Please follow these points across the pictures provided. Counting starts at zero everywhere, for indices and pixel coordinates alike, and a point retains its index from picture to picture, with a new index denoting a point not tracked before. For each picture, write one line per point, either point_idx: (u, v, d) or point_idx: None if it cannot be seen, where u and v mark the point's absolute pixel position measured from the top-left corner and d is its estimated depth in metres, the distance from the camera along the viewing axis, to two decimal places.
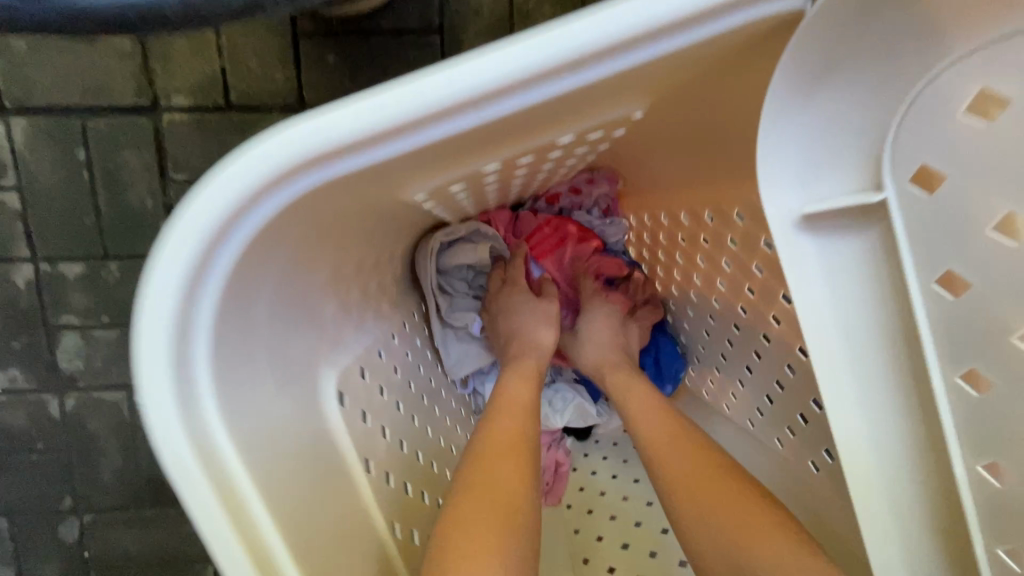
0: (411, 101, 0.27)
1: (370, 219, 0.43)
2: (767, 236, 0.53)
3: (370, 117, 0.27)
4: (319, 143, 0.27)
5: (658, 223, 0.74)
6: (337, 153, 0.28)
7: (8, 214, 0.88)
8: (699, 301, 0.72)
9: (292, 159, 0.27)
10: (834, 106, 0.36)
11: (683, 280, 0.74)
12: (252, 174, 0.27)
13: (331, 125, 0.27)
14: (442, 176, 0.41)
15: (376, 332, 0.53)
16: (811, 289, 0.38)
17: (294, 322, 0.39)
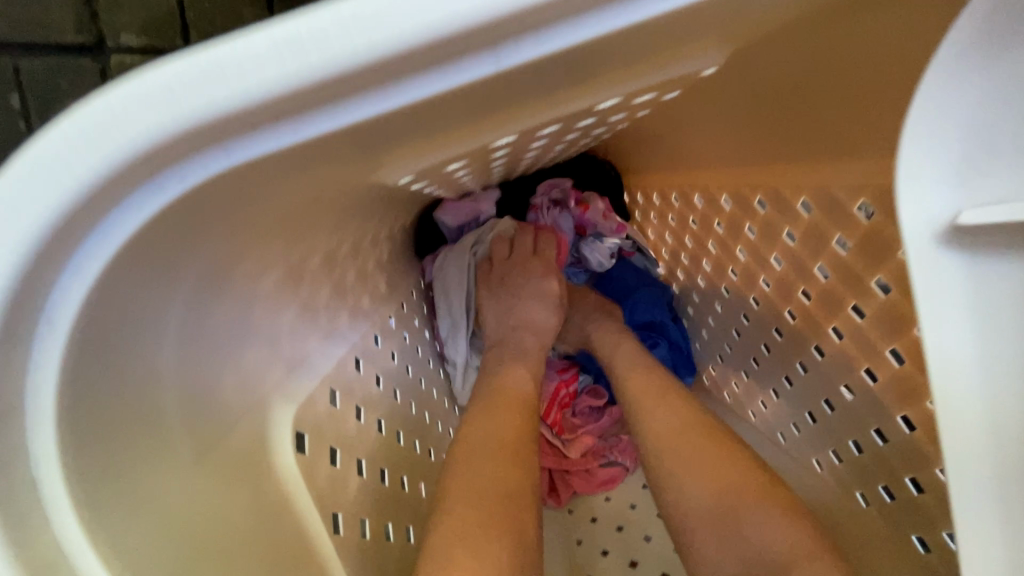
0: (365, 28, 0.16)
1: (330, 202, 0.32)
2: (842, 231, 0.42)
3: (298, 57, 0.16)
4: (210, 99, 0.16)
5: (688, 204, 0.62)
6: (245, 117, 0.16)
7: None
8: (728, 298, 0.61)
9: (166, 121, 0.16)
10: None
11: (710, 270, 0.63)
12: (93, 151, 0.15)
13: (231, 67, 0.16)
14: (431, 152, 0.30)
15: (350, 339, 0.42)
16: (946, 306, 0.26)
17: (228, 348, 0.29)
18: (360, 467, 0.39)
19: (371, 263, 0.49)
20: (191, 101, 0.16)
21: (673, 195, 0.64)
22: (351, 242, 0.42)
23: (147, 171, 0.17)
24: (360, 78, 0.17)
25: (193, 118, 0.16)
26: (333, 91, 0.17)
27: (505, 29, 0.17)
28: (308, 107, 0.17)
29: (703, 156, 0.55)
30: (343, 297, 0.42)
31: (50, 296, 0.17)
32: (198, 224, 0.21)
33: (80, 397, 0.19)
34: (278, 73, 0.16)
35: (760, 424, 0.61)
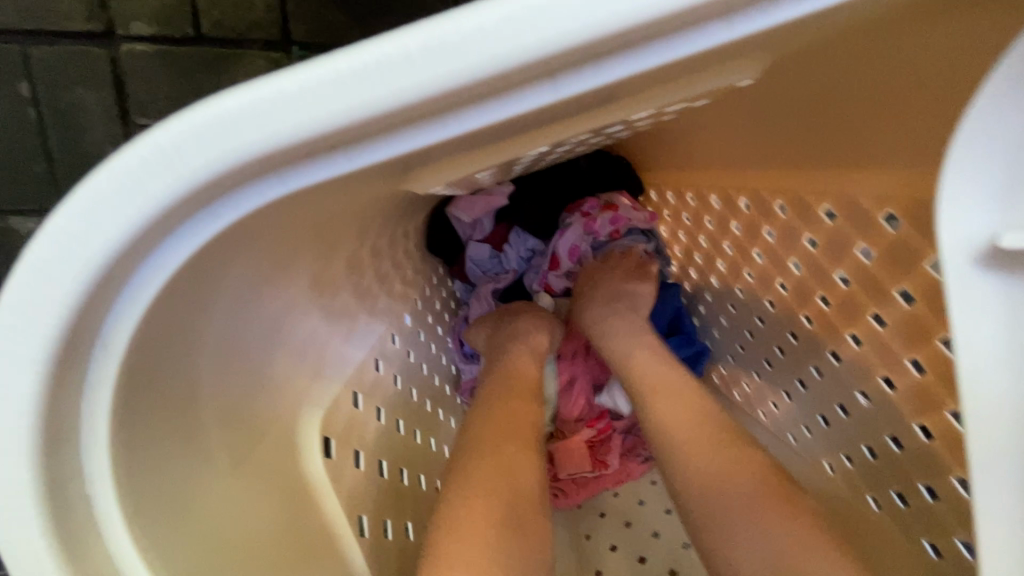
0: (422, 66, 0.16)
1: (357, 209, 0.31)
2: (866, 241, 0.42)
3: (358, 93, 0.16)
4: (272, 132, 0.16)
5: (705, 204, 0.61)
6: (302, 148, 0.17)
7: None
8: (743, 300, 0.61)
9: (231, 147, 0.16)
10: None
11: (725, 271, 0.63)
12: (160, 179, 0.16)
13: (292, 98, 0.16)
14: (461, 162, 0.30)
15: (370, 341, 0.42)
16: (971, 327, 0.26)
17: (261, 352, 0.30)
18: (382, 468, 0.39)
19: (391, 262, 0.49)
20: (253, 133, 0.16)
21: (689, 194, 0.64)
22: (373, 244, 0.42)
23: (206, 197, 0.17)
24: (413, 112, 0.18)
25: (253, 151, 0.16)
26: (388, 122, 0.18)
27: (551, 66, 0.18)
28: (360, 137, 0.18)
29: (722, 157, 0.55)
30: (364, 300, 0.42)
31: (110, 311, 0.18)
32: (243, 238, 0.21)
33: (132, 407, 0.20)
34: (338, 105, 0.16)
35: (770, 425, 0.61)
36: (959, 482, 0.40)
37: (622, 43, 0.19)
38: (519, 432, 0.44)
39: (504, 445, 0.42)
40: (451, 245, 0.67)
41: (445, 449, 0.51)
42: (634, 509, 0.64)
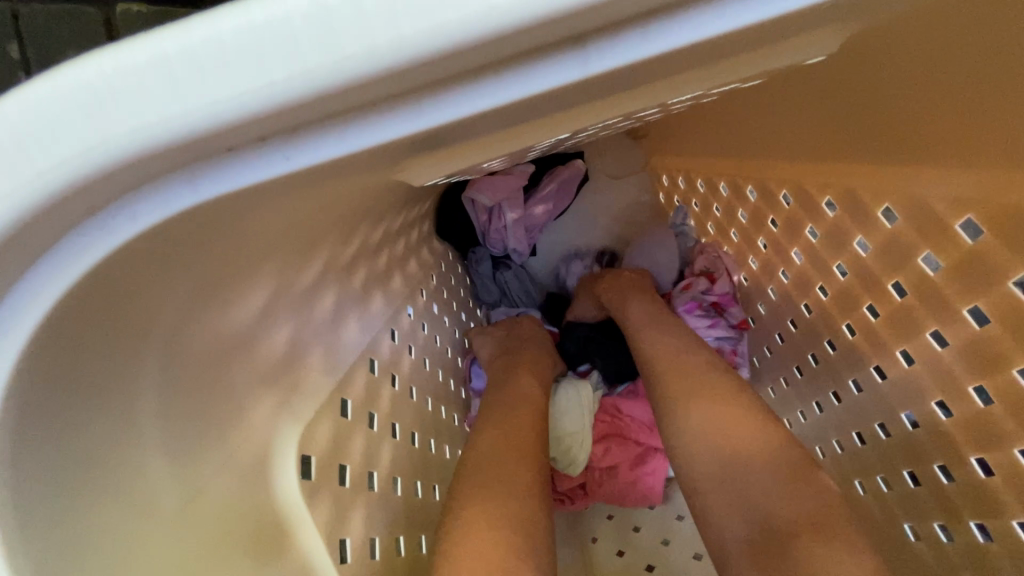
0: (380, 21, 0.14)
1: (336, 197, 0.27)
2: (932, 248, 0.37)
3: (292, 57, 0.14)
4: (193, 100, 0.14)
5: (739, 194, 0.55)
6: (242, 125, 0.15)
7: None
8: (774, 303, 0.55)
9: (149, 113, 0.14)
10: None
11: (755, 269, 0.57)
12: (59, 146, 0.14)
13: (220, 57, 0.14)
14: (465, 149, 0.25)
15: (358, 341, 0.38)
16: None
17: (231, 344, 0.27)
18: (371, 481, 0.35)
19: (388, 251, 0.45)
20: (173, 97, 0.14)
21: (718, 184, 0.58)
22: (352, 233, 0.36)
23: (131, 177, 0.15)
24: (363, 90, 0.15)
25: (168, 123, 0.14)
26: (350, 99, 0.15)
27: (533, 37, 0.15)
28: (307, 120, 0.16)
29: (762, 142, 0.50)
30: (341, 299, 0.37)
31: (14, 293, 0.16)
32: (176, 225, 0.18)
33: (38, 416, 0.18)
34: (279, 70, 0.14)
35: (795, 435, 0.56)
36: (1020, 526, 0.36)
37: (627, 14, 0.15)
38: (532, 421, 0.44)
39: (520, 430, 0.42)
40: (460, 229, 0.63)
41: (446, 450, 0.47)
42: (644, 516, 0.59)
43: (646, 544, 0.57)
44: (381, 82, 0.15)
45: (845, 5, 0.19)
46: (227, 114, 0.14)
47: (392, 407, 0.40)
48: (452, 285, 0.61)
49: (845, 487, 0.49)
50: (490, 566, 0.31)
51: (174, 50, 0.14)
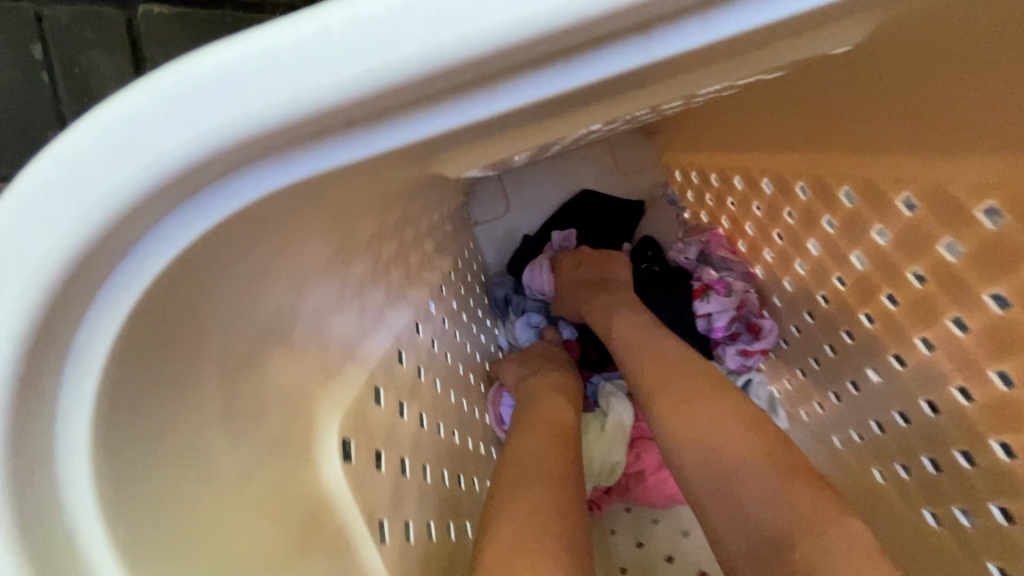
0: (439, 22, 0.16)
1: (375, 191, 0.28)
2: (954, 236, 0.38)
3: (380, 53, 0.16)
4: (276, 98, 0.16)
5: (754, 189, 0.56)
6: (316, 121, 0.17)
7: None
8: (790, 296, 0.56)
9: (240, 112, 0.16)
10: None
11: (772, 264, 0.58)
12: (153, 140, 0.16)
13: (294, 51, 0.16)
14: (492, 143, 0.27)
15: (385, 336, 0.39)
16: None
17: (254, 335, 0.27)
18: (403, 468, 0.36)
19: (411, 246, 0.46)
20: (258, 94, 0.16)
21: (731, 177, 0.59)
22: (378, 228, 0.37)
23: (213, 172, 0.18)
24: (421, 87, 0.17)
25: (253, 120, 0.16)
26: (406, 98, 0.18)
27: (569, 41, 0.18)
28: (378, 112, 0.18)
29: (773, 138, 0.51)
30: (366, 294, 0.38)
31: (100, 290, 0.18)
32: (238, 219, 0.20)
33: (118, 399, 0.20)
34: (350, 69, 0.16)
35: (812, 428, 0.57)
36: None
37: (644, 18, 0.18)
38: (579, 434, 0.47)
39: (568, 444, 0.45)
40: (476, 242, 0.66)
41: (469, 441, 0.48)
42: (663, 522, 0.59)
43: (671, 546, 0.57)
44: (436, 81, 0.17)
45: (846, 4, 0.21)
46: (304, 113, 0.17)
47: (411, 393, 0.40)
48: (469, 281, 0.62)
49: (868, 477, 0.50)
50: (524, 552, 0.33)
51: (260, 52, 0.16)
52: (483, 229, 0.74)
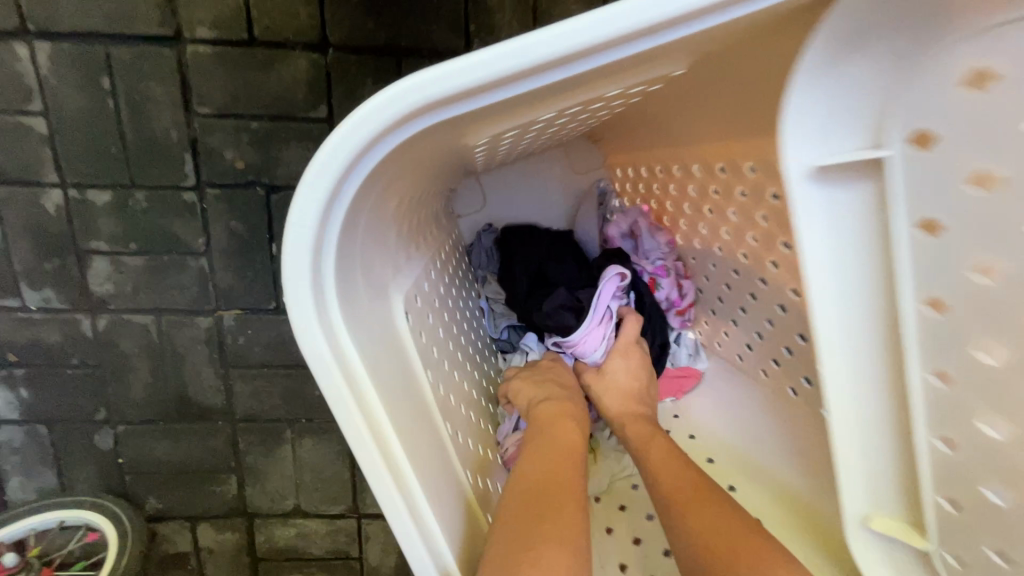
0: (589, 32, 0.37)
1: (487, 126, 0.50)
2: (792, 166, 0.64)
3: (564, 41, 0.37)
4: (517, 57, 0.38)
5: (685, 174, 0.83)
6: (529, 69, 0.38)
7: (74, 146, 0.98)
8: (708, 240, 0.82)
9: (505, 63, 0.38)
10: (893, 134, 0.46)
11: (691, 222, 0.84)
12: (465, 66, 0.38)
13: (534, 40, 0.37)
14: (565, 98, 0.48)
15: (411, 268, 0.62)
16: (816, 246, 0.49)
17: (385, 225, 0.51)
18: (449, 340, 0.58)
19: (421, 215, 0.70)
20: (513, 55, 0.38)
21: (664, 167, 0.86)
22: (415, 196, 0.61)
23: (480, 90, 0.39)
24: (572, 59, 0.38)
25: (506, 66, 0.38)
26: (563, 66, 0.39)
27: (635, 40, 0.38)
28: (548, 73, 0.40)
29: (666, 145, 0.84)
30: (402, 237, 0.61)
31: (416, 126, 0.41)
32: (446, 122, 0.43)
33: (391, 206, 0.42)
34: (549, 49, 0.37)
35: (725, 352, 0.87)
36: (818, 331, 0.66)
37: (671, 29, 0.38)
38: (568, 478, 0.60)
39: (560, 495, 0.58)
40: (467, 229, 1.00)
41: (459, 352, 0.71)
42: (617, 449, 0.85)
43: None
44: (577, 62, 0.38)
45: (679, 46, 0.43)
46: (524, 65, 0.38)
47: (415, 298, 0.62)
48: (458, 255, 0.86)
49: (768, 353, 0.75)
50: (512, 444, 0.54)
51: (522, 43, 0.37)
52: (465, 219, 1.05)
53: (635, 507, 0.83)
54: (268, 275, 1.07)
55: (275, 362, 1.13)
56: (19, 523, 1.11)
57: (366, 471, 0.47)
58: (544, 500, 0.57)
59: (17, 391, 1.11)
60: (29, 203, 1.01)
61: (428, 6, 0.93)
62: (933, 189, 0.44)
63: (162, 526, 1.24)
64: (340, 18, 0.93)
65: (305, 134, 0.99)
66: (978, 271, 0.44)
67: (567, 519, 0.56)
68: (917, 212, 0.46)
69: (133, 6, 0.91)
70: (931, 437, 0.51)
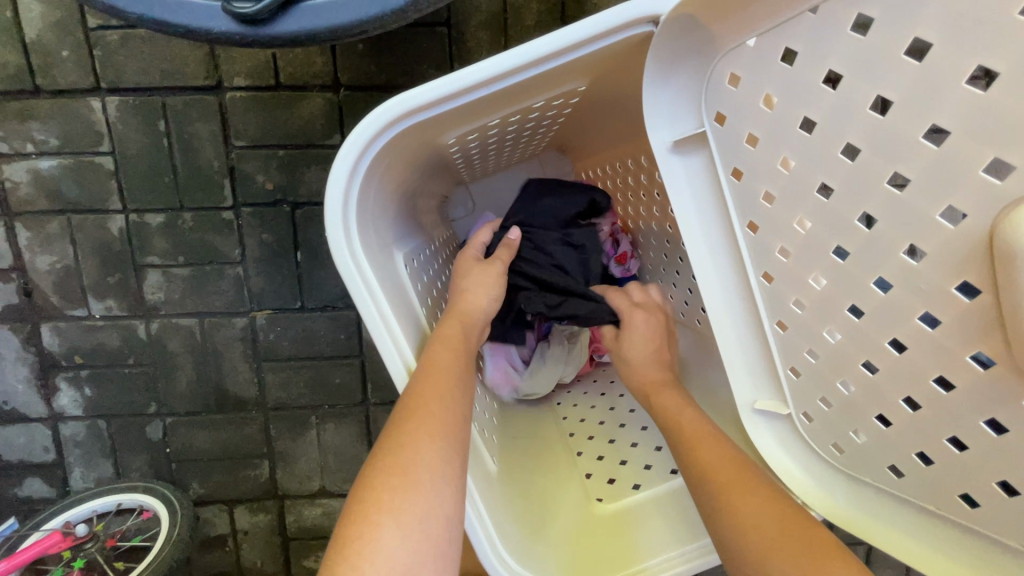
0: (517, 56, 0.57)
1: (452, 128, 0.70)
2: None
3: (501, 64, 0.57)
4: (471, 75, 0.58)
5: (616, 171, 0.99)
6: (480, 82, 0.58)
7: (133, 179, 1.19)
8: (641, 226, 0.97)
9: (464, 81, 0.58)
10: (706, 118, 0.61)
11: (629, 210, 1.00)
12: (438, 84, 0.58)
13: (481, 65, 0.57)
14: (511, 107, 0.68)
15: (404, 248, 0.80)
16: (680, 201, 0.65)
17: (385, 203, 0.70)
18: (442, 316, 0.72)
19: (416, 209, 0.89)
20: (467, 72, 0.58)
21: (602, 167, 1.03)
22: (405, 193, 0.80)
23: (448, 99, 0.59)
24: (508, 75, 0.58)
25: (462, 81, 0.58)
26: (502, 81, 0.59)
27: (550, 59, 0.58)
28: (494, 87, 0.60)
29: (597, 149, 1.01)
30: (398, 224, 0.79)
31: (407, 125, 0.61)
32: (422, 123, 0.62)
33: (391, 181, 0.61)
34: (492, 68, 0.57)
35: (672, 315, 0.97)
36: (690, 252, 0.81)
37: (573, 51, 0.58)
38: (425, 401, 0.64)
39: (411, 421, 0.63)
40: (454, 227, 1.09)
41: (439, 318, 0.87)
42: (577, 403, 0.97)
43: (610, 416, 0.92)
44: (509, 77, 0.58)
45: (578, 64, 0.62)
46: (476, 80, 0.58)
47: (408, 267, 0.79)
48: (445, 249, 1.02)
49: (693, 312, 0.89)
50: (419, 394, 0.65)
51: (475, 69, 0.58)
52: (459, 222, 1.14)
53: (602, 436, 0.90)
54: (294, 278, 1.27)
55: (301, 354, 1.31)
56: (83, 505, 1.27)
57: (382, 357, 0.66)
58: (399, 423, 0.63)
59: (83, 389, 1.31)
60: (97, 227, 1.21)
61: (418, 49, 1.15)
62: (731, 150, 0.60)
63: (204, 509, 1.41)
64: (350, 64, 1.15)
65: (324, 158, 1.20)
66: (765, 199, 0.59)
67: (412, 446, 0.61)
68: (725, 160, 0.61)
69: (181, 64, 1.14)
70: (779, 336, 0.64)
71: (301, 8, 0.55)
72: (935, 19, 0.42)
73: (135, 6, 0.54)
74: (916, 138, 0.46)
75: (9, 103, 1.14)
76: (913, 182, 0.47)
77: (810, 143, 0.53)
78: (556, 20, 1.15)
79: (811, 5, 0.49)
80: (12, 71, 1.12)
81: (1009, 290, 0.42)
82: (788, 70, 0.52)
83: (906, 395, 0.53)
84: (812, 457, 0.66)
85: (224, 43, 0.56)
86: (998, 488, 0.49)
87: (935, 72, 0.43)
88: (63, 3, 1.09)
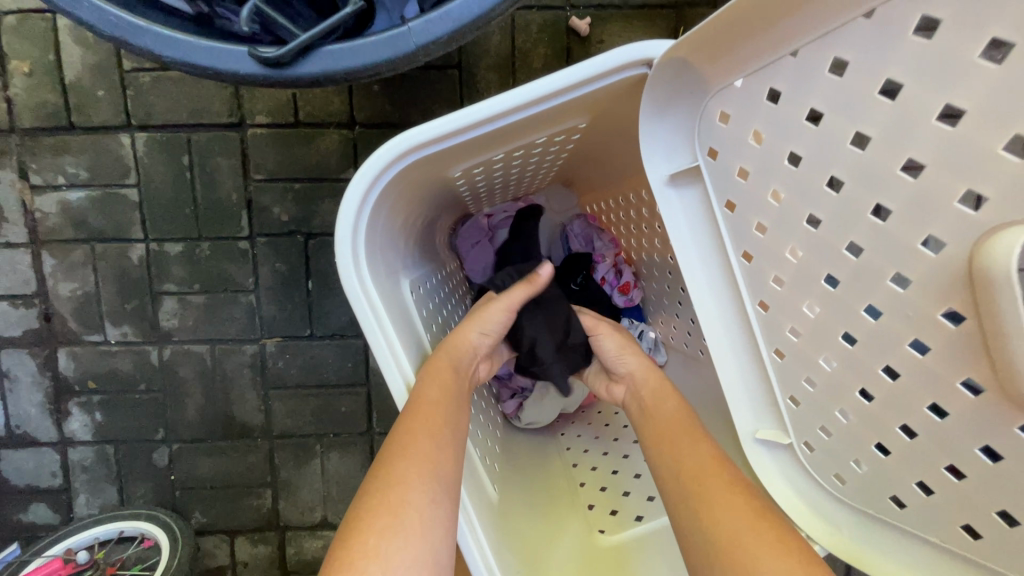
0: (519, 95, 0.61)
1: (459, 162, 0.73)
2: None
3: (505, 102, 0.61)
4: (478, 112, 0.61)
5: (618, 204, 1.01)
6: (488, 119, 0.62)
7: (155, 211, 1.25)
8: (643, 257, 0.99)
9: (471, 119, 0.62)
10: (699, 153, 0.64)
11: (632, 242, 1.03)
12: (448, 119, 0.62)
13: (487, 104, 0.61)
14: (515, 143, 0.72)
15: (410, 274, 0.82)
16: (676, 232, 0.67)
17: (393, 232, 0.73)
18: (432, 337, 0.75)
19: (423, 239, 0.92)
20: (476, 109, 0.61)
21: (604, 200, 1.06)
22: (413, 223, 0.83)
23: (456, 133, 0.63)
24: (512, 112, 0.62)
25: (471, 117, 0.62)
26: (507, 118, 0.63)
27: (550, 98, 0.62)
28: (499, 123, 0.63)
29: (600, 184, 1.04)
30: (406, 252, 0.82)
31: (418, 156, 0.65)
32: (430, 156, 0.66)
33: None
34: (498, 107, 0.61)
35: (676, 344, 0.97)
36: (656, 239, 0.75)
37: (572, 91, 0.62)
38: (414, 439, 0.65)
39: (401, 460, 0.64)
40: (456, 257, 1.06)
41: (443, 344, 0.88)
42: (580, 434, 0.97)
43: (613, 446, 0.91)
44: (513, 114, 0.62)
45: (577, 102, 0.66)
46: (484, 117, 0.61)
47: (413, 293, 0.81)
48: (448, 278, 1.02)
49: (695, 342, 0.90)
50: (409, 433, 0.65)
51: (483, 107, 0.61)
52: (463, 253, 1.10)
53: (604, 466, 0.89)
54: (304, 307, 1.29)
55: (307, 382, 1.33)
56: (84, 532, 1.26)
57: (381, 372, 0.67)
58: (390, 461, 0.65)
59: (95, 414, 1.32)
60: (118, 255, 1.26)
61: (431, 89, 1.21)
62: (724, 184, 0.62)
63: (205, 539, 1.40)
64: (366, 103, 1.21)
65: (338, 192, 1.25)
66: (757, 229, 0.61)
67: (402, 486, 0.62)
68: (720, 192, 0.63)
69: (207, 103, 1.21)
70: (777, 365, 0.65)
71: (319, 51, 0.60)
72: (904, 60, 0.45)
73: (167, 50, 0.59)
74: (895, 171, 0.48)
75: (45, 138, 1.21)
76: (896, 214, 0.48)
77: (797, 176, 0.55)
78: (561, 62, 1.21)
79: (790, 49, 0.52)
80: (50, 110, 1.20)
81: (990, 317, 0.43)
82: (773, 109, 0.55)
83: (903, 423, 0.53)
84: (815, 489, 0.65)
85: (248, 84, 0.61)
86: (998, 518, 0.49)
87: (909, 111, 0.46)
88: (101, 48, 1.18)
